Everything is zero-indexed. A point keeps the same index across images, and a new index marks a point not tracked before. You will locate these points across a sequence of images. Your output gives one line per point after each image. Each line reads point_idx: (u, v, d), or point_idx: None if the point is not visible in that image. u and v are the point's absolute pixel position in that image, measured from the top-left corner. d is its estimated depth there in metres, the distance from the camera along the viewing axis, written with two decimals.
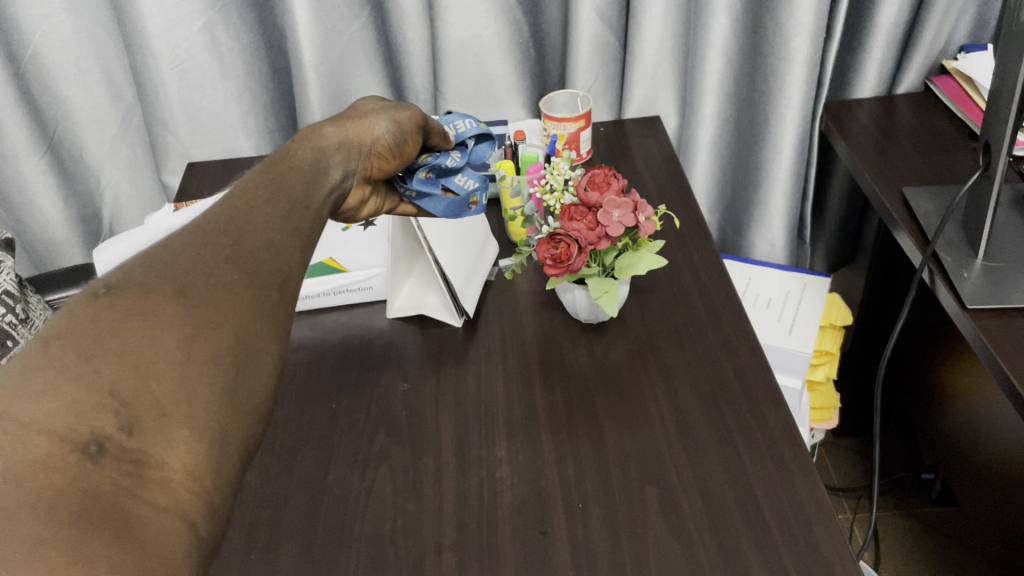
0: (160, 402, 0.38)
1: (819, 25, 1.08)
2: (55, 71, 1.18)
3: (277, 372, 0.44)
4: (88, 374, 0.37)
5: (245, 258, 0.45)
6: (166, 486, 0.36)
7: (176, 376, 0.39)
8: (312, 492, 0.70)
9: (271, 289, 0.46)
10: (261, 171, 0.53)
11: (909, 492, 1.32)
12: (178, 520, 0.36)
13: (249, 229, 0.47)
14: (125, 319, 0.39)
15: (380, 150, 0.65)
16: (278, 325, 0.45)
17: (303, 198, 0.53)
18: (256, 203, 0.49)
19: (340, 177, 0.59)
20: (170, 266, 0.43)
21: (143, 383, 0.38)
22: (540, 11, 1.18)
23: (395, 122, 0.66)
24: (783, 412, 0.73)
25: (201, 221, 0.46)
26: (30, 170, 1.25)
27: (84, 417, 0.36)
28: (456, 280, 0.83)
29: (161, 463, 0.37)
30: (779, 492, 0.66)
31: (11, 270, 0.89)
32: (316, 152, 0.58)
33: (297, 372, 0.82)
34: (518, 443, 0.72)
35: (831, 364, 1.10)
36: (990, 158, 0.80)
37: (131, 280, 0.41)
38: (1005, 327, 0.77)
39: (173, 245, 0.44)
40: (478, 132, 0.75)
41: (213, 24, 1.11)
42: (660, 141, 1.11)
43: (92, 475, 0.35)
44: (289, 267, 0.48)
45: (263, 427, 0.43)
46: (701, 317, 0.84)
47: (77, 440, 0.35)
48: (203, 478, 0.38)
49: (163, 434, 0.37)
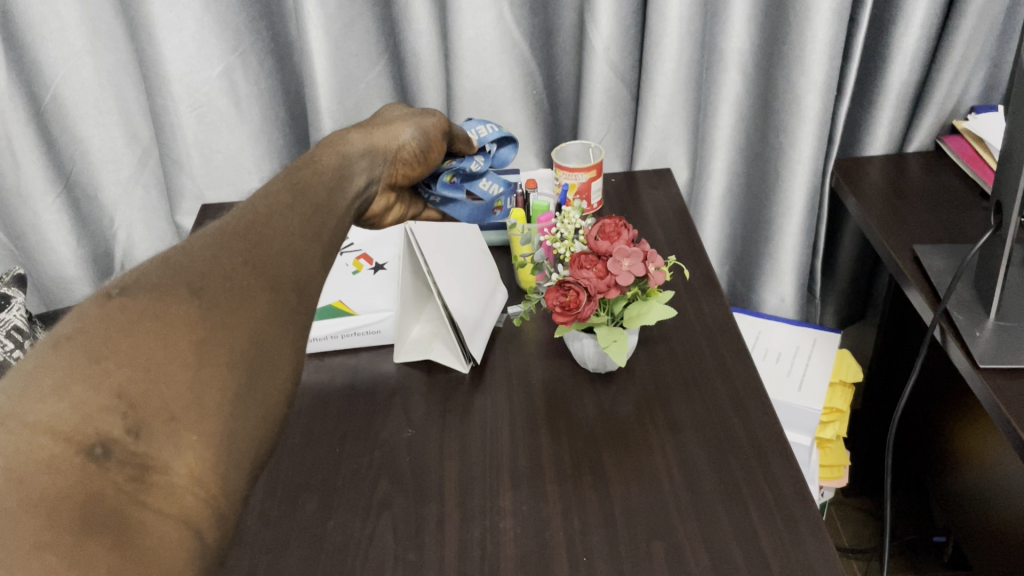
0: (169, 406, 0.38)
1: (829, 82, 1.09)
2: (75, 113, 1.20)
3: (292, 382, 0.44)
4: (97, 376, 0.36)
5: (265, 264, 0.46)
6: (171, 492, 0.36)
7: (187, 380, 0.39)
8: (312, 540, 0.69)
9: (290, 294, 0.46)
10: (284, 178, 0.54)
11: (920, 557, 1.29)
12: (183, 526, 0.36)
13: (269, 235, 0.47)
14: (139, 322, 0.39)
15: (406, 156, 0.68)
16: (296, 331, 0.45)
17: (327, 202, 0.54)
18: (279, 208, 0.50)
19: (366, 183, 0.60)
20: (186, 268, 0.43)
21: (152, 387, 0.38)
22: (555, 62, 1.19)
23: (420, 129, 0.68)
24: (793, 469, 0.72)
25: (221, 227, 0.47)
26: (45, 209, 1.26)
27: (91, 419, 0.35)
28: (463, 325, 0.83)
29: (167, 468, 0.36)
30: (788, 552, 0.65)
31: (22, 307, 0.89)
32: (341, 158, 0.59)
33: (300, 415, 0.82)
34: (522, 493, 0.71)
35: (841, 422, 1.09)
36: (1001, 218, 0.80)
37: (145, 282, 0.41)
38: (1016, 388, 0.76)
39: (190, 249, 0.45)
40: (497, 138, 0.88)
41: (232, 69, 1.13)
42: (671, 193, 1.11)
43: (96, 478, 0.34)
44: (309, 275, 0.48)
45: (276, 438, 0.42)
46: (711, 370, 0.83)
47: (82, 442, 0.35)
48: (211, 485, 0.37)
49: (170, 439, 0.37)
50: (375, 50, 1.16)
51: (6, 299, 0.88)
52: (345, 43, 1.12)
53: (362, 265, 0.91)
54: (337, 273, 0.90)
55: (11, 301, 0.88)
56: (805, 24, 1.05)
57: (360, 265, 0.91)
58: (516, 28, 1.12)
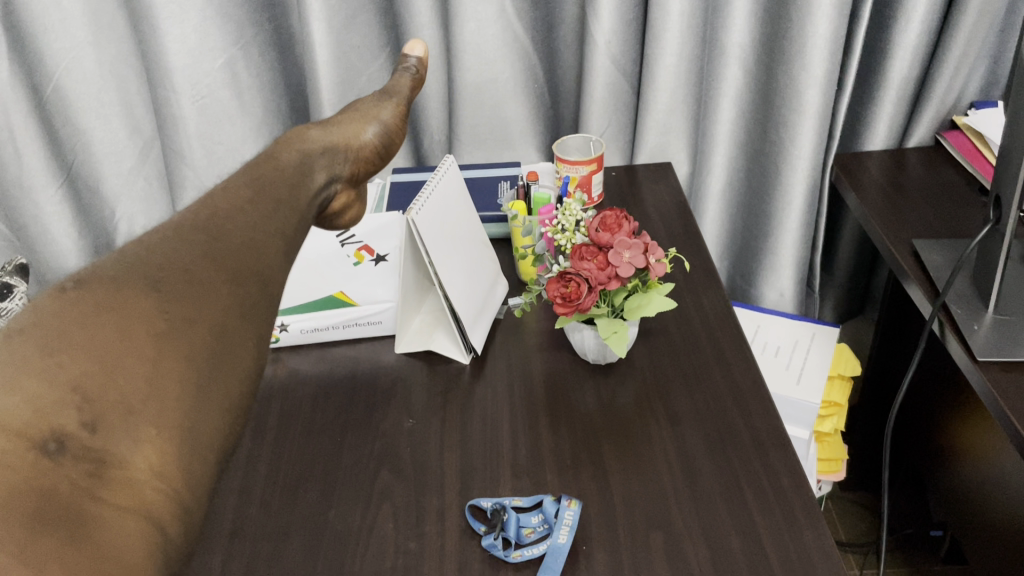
0: (126, 400, 0.40)
1: (830, 77, 1.09)
2: (76, 104, 1.20)
3: (254, 371, 0.46)
4: (51, 369, 0.39)
5: (224, 256, 0.47)
6: (128, 486, 0.38)
7: (144, 373, 0.41)
8: (313, 529, 0.69)
9: (251, 287, 0.47)
10: (246, 172, 0.55)
11: (917, 551, 1.29)
12: (143, 519, 0.38)
13: (229, 228, 0.49)
14: (93, 314, 0.41)
15: (366, 154, 0.68)
16: (258, 324, 0.47)
17: (288, 198, 0.54)
18: (239, 203, 0.51)
19: (326, 180, 0.61)
20: (144, 263, 0.45)
21: (108, 380, 0.40)
22: (556, 56, 1.20)
23: (378, 130, 0.70)
24: (791, 460, 0.72)
25: (182, 221, 0.49)
26: (46, 200, 1.26)
27: (45, 414, 0.37)
28: (464, 317, 0.83)
29: (125, 462, 0.38)
30: (786, 541, 0.65)
31: (24, 296, 0.89)
32: (302, 156, 0.60)
33: (302, 405, 0.82)
34: (522, 482, 0.72)
35: (839, 416, 1.10)
36: (1001, 212, 0.80)
37: (100, 276, 0.44)
38: (1013, 382, 0.76)
39: (150, 243, 0.47)
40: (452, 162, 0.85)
41: (234, 61, 1.14)
42: (672, 188, 1.12)
43: (50, 473, 0.36)
44: (274, 269, 0.49)
45: (240, 430, 0.45)
46: (710, 362, 0.83)
47: (36, 438, 0.37)
48: (172, 478, 0.40)
49: (128, 432, 0.39)
50: (377, 43, 1.16)
51: (9, 289, 0.88)
52: (346, 36, 1.12)
53: (363, 257, 0.87)
54: (336, 263, 0.86)
55: (13, 291, 0.88)
56: (805, 19, 1.06)
57: (361, 257, 0.87)
58: (518, 21, 1.12)
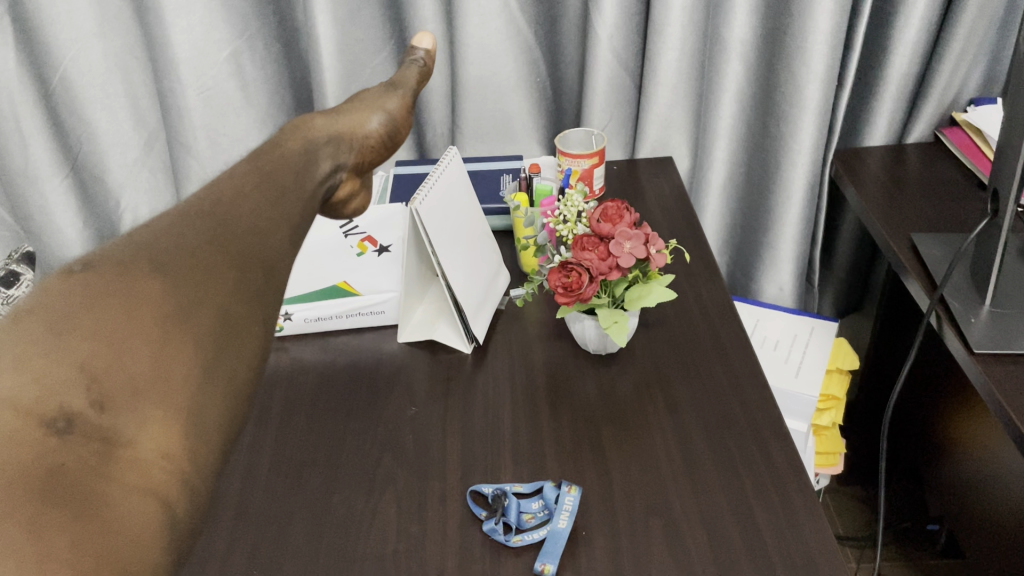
0: (134, 380, 0.41)
1: (830, 73, 1.10)
2: (81, 95, 1.21)
3: (259, 356, 0.47)
4: (59, 348, 0.39)
5: (231, 242, 0.48)
6: (135, 465, 0.39)
7: (150, 354, 0.42)
8: (317, 514, 0.70)
9: (255, 272, 0.48)
10: (249, 161, 0.55)
11: (913, 544, 1.30)
12: (151, 498, 0.39)
13: (235, 214, 0.50)
14: (100, 296, 0.42)
15: (371, 143, 0.69)
16: (263, 310, 0.48)
17: (294, 185, 0.55)
18: (244, 191, 0.52)
19: (331, 168, 0.62)
20: (151, 248, 0.46)
21: (116, 359, 0.41)
22: (558, 51, 1.21)
23: (383, 118, 0.71)
24: (789, 448, 0.73)
25: (187, 208, 0.50)
26: (51, 190, 1.27)
27: (53, 392, 0.38)
28: (466, 307, 0.84)
29: (133, 443, 0.39)
30: (783, 527, 0.66)
31: (30, 283, 0.90)
32: (306, 144, 0.61)
33: (306, 392, 0.83)
34: (522, 468, 0.73)
35: (837, 409, 1.10)
36: (998, 206, 0.81)
37: (108, 260, 0.45)
38: (1009, 373, 0.77)
39: (157, 228, 0.48)
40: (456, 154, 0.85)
41: (240, 53, 1.14)
42: (673, 181, 1.12)
43: (61, 450, 0.37)
44: (278, 255, 0.50)
45: (245, 413, 0.46)
46: (709, 352, 0.84)
47: (45, 416, 0.37)
48: (178, 459, 0.40)
49: (135, 411, 0.40)
50: (381, 36, 1.17)
51: (15, 276, 0.89)
52: (350, 29, 1.13)
53: (366, 247, 0.86)
54: (339, 253, 0.86)
55: (20, 278, 0.89)
56: (806, 15, 1.07)
57: (364, 247, 0.86)
58: (521, 15, 1.13)
